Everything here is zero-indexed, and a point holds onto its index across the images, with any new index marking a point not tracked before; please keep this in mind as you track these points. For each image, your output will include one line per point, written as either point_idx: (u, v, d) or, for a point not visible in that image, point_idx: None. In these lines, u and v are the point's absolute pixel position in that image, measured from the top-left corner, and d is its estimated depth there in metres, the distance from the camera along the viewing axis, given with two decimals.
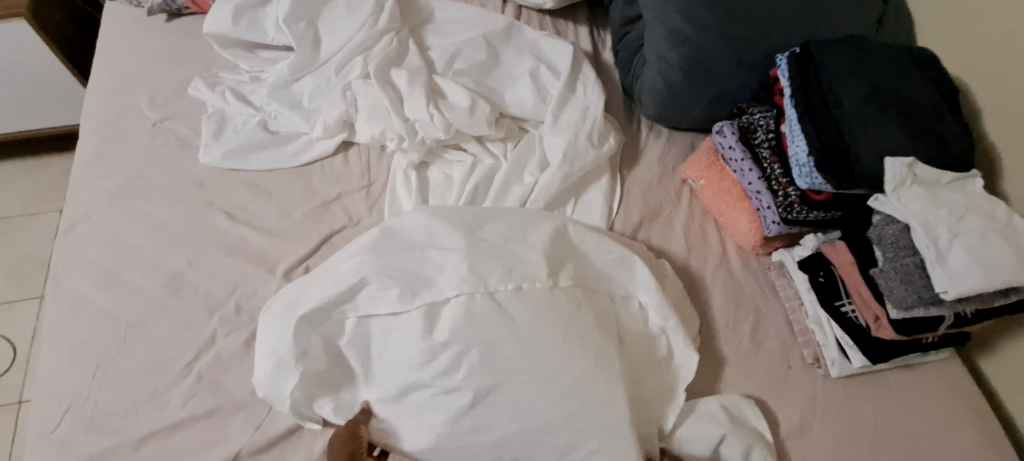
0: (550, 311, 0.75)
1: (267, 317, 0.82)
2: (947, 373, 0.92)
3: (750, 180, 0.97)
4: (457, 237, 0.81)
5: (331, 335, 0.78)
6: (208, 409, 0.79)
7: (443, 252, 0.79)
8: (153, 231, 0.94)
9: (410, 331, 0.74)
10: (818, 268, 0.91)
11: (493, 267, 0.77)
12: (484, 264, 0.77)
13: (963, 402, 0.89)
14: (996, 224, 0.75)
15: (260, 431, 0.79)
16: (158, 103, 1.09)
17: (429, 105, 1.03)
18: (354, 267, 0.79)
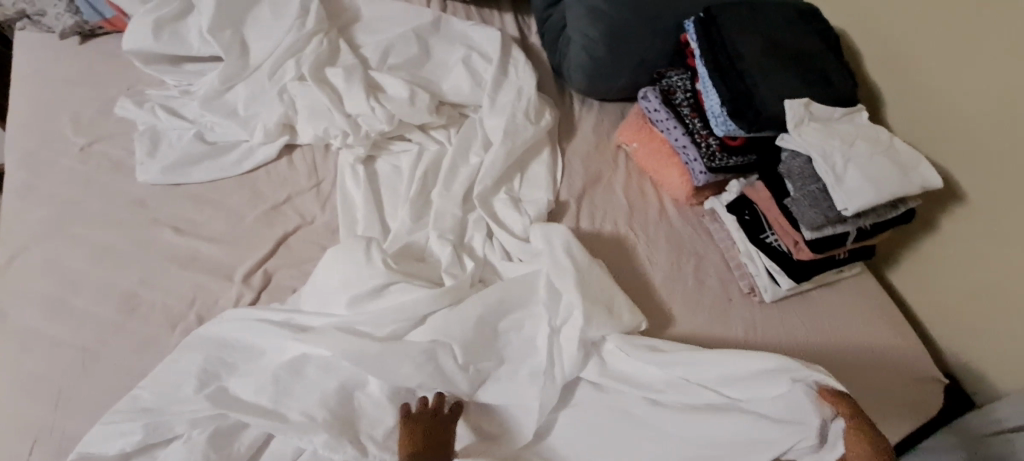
0: (459, 334, 0.81)
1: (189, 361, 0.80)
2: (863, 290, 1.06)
3: (676, 137, 1.06)
4: (375, 293, 0.83)
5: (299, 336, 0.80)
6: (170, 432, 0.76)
7: (356, 311, 0.82)
8: (98, 255, 0.91)
9: (306, 395, 0.76)
10: (743, 208, 1.03)
11: (402, 322, 0.81)
12: (395, 321, 0.81)
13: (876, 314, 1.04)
14: (881, 147, 0.87)
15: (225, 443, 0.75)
16: (82, 126, 1.04)
17: (369, 99, 1.05)
18: (274, 329, 0.81)
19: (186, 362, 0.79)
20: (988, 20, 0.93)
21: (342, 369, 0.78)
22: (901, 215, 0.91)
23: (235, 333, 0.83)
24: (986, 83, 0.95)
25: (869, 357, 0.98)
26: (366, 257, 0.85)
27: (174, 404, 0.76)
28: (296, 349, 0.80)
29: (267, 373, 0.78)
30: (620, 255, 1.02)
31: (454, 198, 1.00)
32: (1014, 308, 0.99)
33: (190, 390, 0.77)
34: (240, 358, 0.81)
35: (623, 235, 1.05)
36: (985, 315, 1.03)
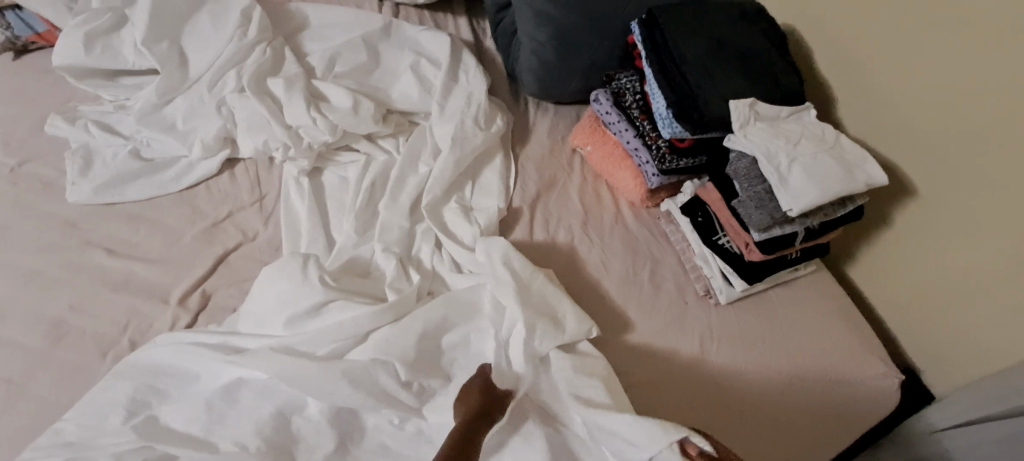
0: (402, 353, 0.78)
1: (114, 391, 0.76)
2: (815, 285, 1.05)
3: (628, 139, 1.04)
4: (311, 310, 0.80)
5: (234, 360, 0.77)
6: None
7: (292, 329, 0.80)
8: (25, 280, 0.87)
9: (244, 421, 0.73)
10: (696, 210, 1.01)
11: (341, 340, 0.79)
12: (333, 339, 0.78)
13: (826, 307, 1.03)
14: (825, 146, 0.87)
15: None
16: (12, 145, 1.00)
17: (311, 110, 1.02)
18: (208, 353, 0.78)
19: (115, 391, 0.76)
20: (933, 17, 0.93)
21: (282, 393, 0.76)
22: (850, 213, 0.90)
23: (166, 360, 0.79)
24: (929, 79, 0.95)
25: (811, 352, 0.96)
26: (303, 276, 0.82)
27: (102, 439, 0.72)
28: (231, 374, 0.77)
29: (202, 401, 0.75)
30: (574, 261, 1.01)
31: (401, 209, 0.97)
32: (964, 300, 1.00)
33: (117, 421, 0.73)
34: (172, 387, 0.78)
35: (578, 240, 1.03)
36: (942, 307, 1.03)
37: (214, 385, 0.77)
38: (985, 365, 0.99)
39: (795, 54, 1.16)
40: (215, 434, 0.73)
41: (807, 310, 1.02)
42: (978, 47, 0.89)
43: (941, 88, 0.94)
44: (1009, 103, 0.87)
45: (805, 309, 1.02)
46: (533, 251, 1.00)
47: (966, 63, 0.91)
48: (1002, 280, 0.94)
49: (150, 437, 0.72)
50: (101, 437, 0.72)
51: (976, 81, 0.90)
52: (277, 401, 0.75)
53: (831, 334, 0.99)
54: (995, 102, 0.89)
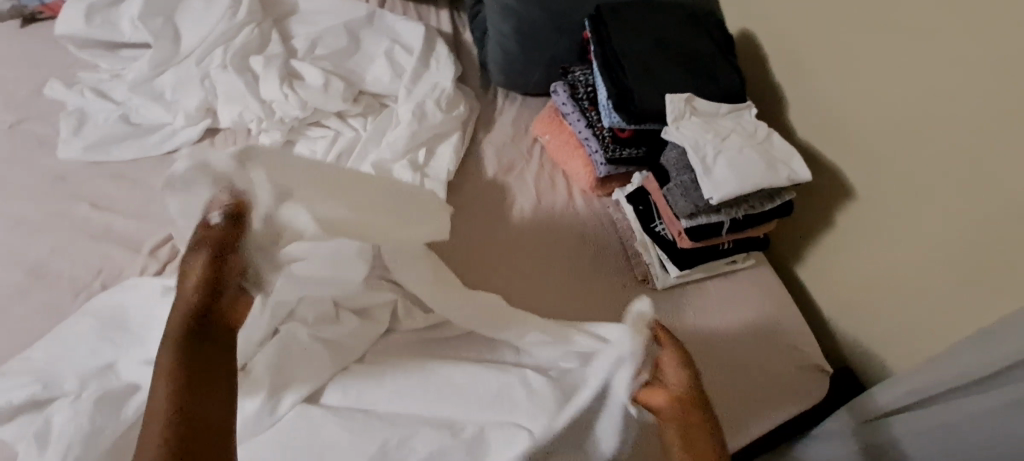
0: None
1: (92, 327, 0.84)
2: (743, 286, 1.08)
3: (580, 129, 1.10)
4: None
5: None
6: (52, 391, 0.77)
7: None
8: (14, 224, 0.96)
9: None
10: (638, 199, 1.07)
11: None
12: None
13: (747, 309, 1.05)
14: (754, 141, 0.92)
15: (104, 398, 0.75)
16: (14, 104, 1.10)
17: (284, 86, 1.10)
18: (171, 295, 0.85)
19: (80, 330, 0.84)
20: (864, 17, 0.97)
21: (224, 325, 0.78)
22: (777, 207, 0.95)
23: (136, 300, 0.87)
24: (860, 76, 1.00)
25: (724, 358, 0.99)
26: None
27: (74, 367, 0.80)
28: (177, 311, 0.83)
29: (156, 336, 0.82)
30: (521, 240, 1.07)
31: None
32: (892, 290, 1.02)
33: (91, 352, 0.82)
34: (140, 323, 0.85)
35: (527, 221, 1.09)
36: (874, 299, 1.06)
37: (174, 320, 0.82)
38: (912, 353, 1.01)
39: (751, 60, 1.21)
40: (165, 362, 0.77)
41: (726, 315, 1.04)
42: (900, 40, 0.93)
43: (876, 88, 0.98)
44: (931, 98, 0.90)
45: (724, 315, 1.04)
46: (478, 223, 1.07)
47: (892, 58, 0.95)
48: (927, 275, 0.96)
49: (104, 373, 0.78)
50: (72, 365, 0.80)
51: (901, 75, 0.94)
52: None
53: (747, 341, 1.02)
54: (917, 94, 0.92)
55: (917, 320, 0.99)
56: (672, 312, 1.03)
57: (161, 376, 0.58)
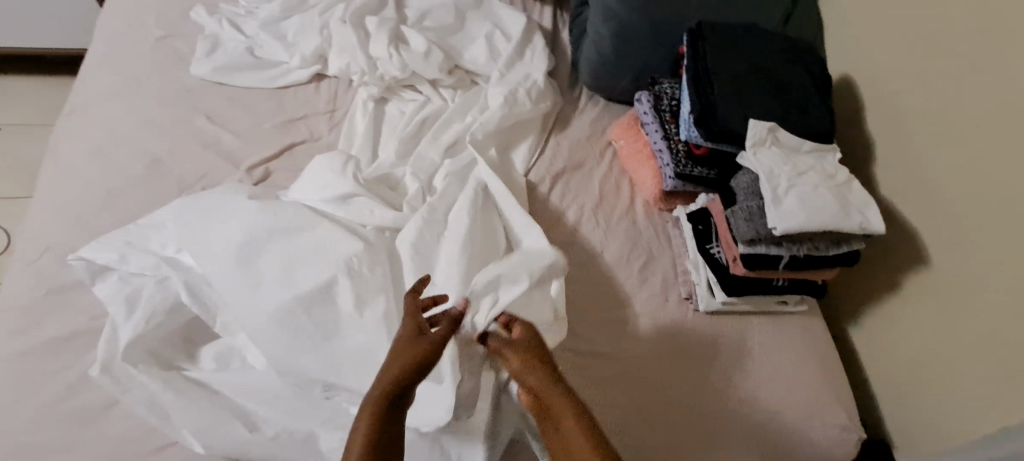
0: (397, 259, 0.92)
1: (183, 222, 0.90)
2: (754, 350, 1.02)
3: (656, 140, 1.12)
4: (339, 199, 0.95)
5: (279, 230, 0.86)
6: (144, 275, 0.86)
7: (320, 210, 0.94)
8: (142, 121, 1.10)
9: (267, 281, 0.81)
10: (699, 219, 1.07)
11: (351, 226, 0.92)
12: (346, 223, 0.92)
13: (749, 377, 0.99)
14: (832, 182, 0.90)
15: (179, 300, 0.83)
16: (164, 22, 1.25)
17: (391, 46, 1.19)
18: (260, 215, 0.87)
19: (164, 222, 0.91)
20: (974, 76, 0.93)
21: (305, 272, 0.82)
22: (843, 255, 0.93)
23: (226, 208, 0.91)
24: (959, 137, 0.95)
25: (710, 422, 0.94)
26: (343, 170, 0.98)
27: (162, 255, 0.87)
28: (241, 237, 0.85)
29: (225, 249, 0.85)
30: (576, 234, 1.10)
31: (439, 147, 1.11)
32: (953, 362, 0.96)
33: (178, 245, 0.88)
34: (222, 224, 0.88)
35: (585, 218, 1.12)
36: (933, 368, 1.00)
37: (252, 242, 0.85)
38: (963, 432, 0.94)
39: (846, 107, 1.18)
40: (237, 282, 0.81)
41: (722, 379, 0.98)
42: (1009, 104, 0.88)
43: (976, 152, 0.93)
44: None
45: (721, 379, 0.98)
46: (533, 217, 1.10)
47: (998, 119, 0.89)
48: (991, 361, 0.90)
49: (175, 264, 0.86)
50: (163, 252, 0.88)
51: (1004, 138, 0.89)
52: (285, 277, 0.82)
53: (744, 411, 0.95)
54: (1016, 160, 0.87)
55: (972, 406, 0.93)
56: (663, 362, 0.98)
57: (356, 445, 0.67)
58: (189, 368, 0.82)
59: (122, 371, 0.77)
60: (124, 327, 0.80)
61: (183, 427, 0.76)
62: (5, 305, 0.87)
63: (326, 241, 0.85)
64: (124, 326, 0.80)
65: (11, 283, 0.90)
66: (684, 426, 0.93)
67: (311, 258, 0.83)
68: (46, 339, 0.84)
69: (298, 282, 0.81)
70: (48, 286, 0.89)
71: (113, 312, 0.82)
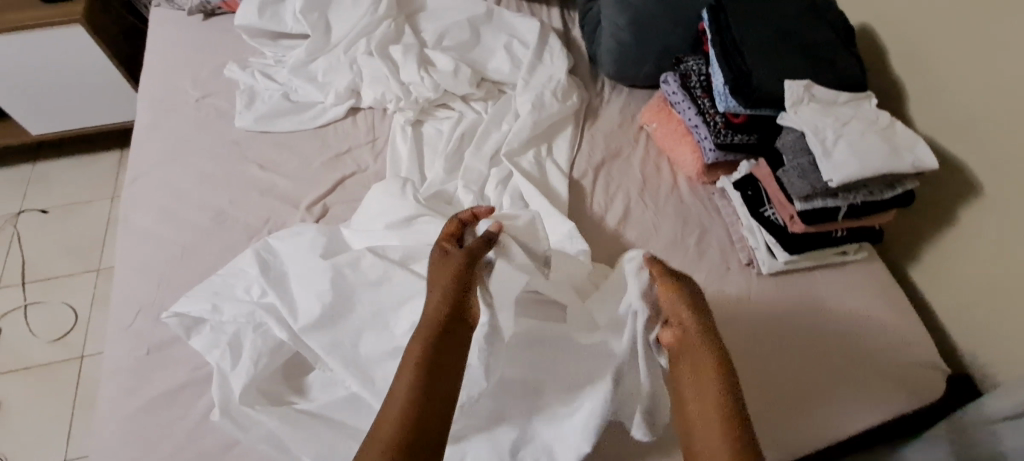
0: None
1: (273, 269, 0.95)
2: (856, 307, 1.03)
3: (690, 117, 1.15)
4: (402, 226, 0.99)
5: (368, 280, 0.91)
6: (239, 326, 0.91)
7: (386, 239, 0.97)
8: (200, 179, 1.15)
9: (366, 331, 0.89)
10: (747, 186, 1.09)
11: (420, 250, 0.95)
12: (414, 248, 0.95)
13: (850, 330, 1.00)
14: (877, 128, 0.93)
15: (281, 347, 0.89)
16: (199, 83, 1.31)
17: (420, 70, 1.25)
18: (348, 263, 0.92)
19: (248, 269, 0.97)
20: (998, 2, 0.95)
21: (400, 320, 0.89)
22: (899, 196, 0.95)
23: (310, 255, 0.95)
24: (993, 64, 0.97)
25: (817, 363, 0.97)
26: (402, 193, 1.03)
27: (255, 303, 0.92)
28: (330, 286, 0.90)
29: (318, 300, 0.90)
30: (627, 219, 1.13)
31: (484, 157, 1.15)
32: (1020, 285, 0.98)
33: (268, 294, 0.92)
34: (308, 270, 0.93)
35: (633, 203, 1.15)
36: (1000, 293, 1.01)
37: (345, 291, 0.91)
38: None
39: (868, 54, 1.20)
40: (337, 332, 0.88)
41: (824, 327, 1.00)
42: None
43: (1012, 76, 0.94)
44: None
45: (825, 329, 1.00)
46: (578, 222, 1.11)
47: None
48: None
49: (269, 309, 0.91)
50: (255, 299, 0.93)
51: None
52: (382, 326, 0.89)
53: (845, 358, 0.97)
54: None
55: None
56: (767, 312, 1.02)
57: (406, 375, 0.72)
58: (299, 401, 0.87)
59: (241, 412, 0.83)
60: (233, 374, 0.85)
61: (305, 454, 0.82)
62: (116, 368, 0.92)
63: (415, 288, 0.90)
64: (234, 372, 0.86)
65: (114, 348, 0.95)
66: (783, 369, 0.96)
67: (401, 306, 0.90)
68: (160, 393, 0.88)
69: (395, 331, 0.89)
70: (150, 345, 0.94)
71: (219, 360, 0.88)
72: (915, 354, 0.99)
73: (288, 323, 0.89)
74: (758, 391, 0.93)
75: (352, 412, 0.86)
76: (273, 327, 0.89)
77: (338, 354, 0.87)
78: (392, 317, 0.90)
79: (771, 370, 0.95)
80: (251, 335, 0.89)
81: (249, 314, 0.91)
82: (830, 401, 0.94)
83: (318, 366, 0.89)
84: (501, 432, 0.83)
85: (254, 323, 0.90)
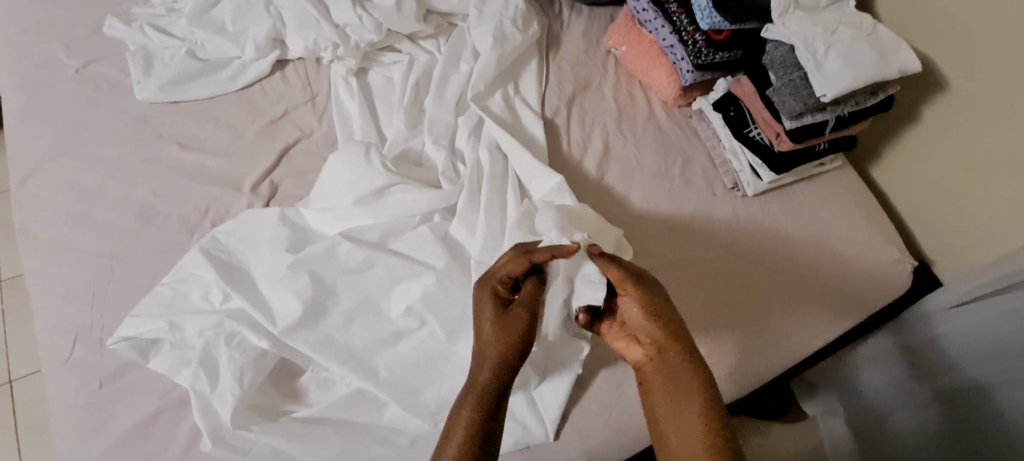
0: (455, 241, 0.87)
1: (238, 270, 0.84)
2: (825, 219, 1.03)
3: (664, 36, 1.06)
4: (370, 201, 0.88)
5: (349, 268, 0.82)
6: (204, 342, 0.79)
7: (359, 217, 0.87)
8: (108, 170, 0.95)
9: (359, 325, 0.81)
10: (729, 105, 1.04)
11: (399, 228, 0.87)
12: (392, 225, 0.86)
13: (830, 253, 1.00)
14: (863, 33, 0.90)
15: (264, 355, 0.79)
16: (74, 49, 1.07)
17: (356, 7, 1.06)
18: (324, 252, 0.83)
19: (201, 273, 0.84)
20: None
21: (394, 307, 0.82)
22: (881, 102, 0.96)
23: (272, 249, 0.84)
24: None
25: (787, 285, 0.97)
26: (367, 161, 0.90)
27: (218, 311, 0.80)
28: (308, 279, 0.81)
29: (295, 299, 0.80)
30: (609, 156, 1.05)
31: (448, 105, 1.02)
32: (968, 182, 0.99)
33: (235, 300, 0.81)
34: (275, 265, 0.83)
35: (612, 137, 1.07)
36: (945, 189, 1.03)
37: (325, 285, 0.81)
38: (977, 247, 1.00)
39: None
40: (322, 331, 0.80)
41: (779, 253, 0.99)
42: None
43: None
44: None
45: (789, 252, 0.99)
46: (559, 165, 1.03)
47: None
48: (1007, 171, 0.93)
49: (239, 316, 0.79)
50: (219, 307, 0.81)
51: None
52: (376, 316, 0.81)
53: (799, 284, 0.97)
54: None
55: (982, 220, 0.98)
56: (722, 246, 0.99)
57: (477, 389, 0.69)
58: (297, 409, 0.79)
59: (237, 437, 0.75)
60: (216, 396, 0.76)
61: None
62: (66, 410, 0.79)
63: (404, 271, 0.82)
64: (216, 394, 0.76)
65: (57, 388, 0.81)
66: (757, 296, 0.96)
67: (390, 291, 0.82)
68: (129, 428, 0.77)
69: (390, 320, 0.81)
70: (100, 377, 0.80)
71: (193, 382, 0.77)
72: (866, 290, 0.99)
73: (266, 328, 0.79)
74: (726, 321, 0.93)
75: (359, 410, 0.79)
76: (249, 336, 0.78)
77: (329, 354, 0.79)
78: (385, 302, 0.82)
79: (731, 307, 0.94)
80: (224, 349, 0.78)
81: (215, 327, 0.79)
82: (788, 328, 0.95)
83: (314, 370, 0.80)
84: (518, 405, 0.83)
85: (224, 333, 0.79)
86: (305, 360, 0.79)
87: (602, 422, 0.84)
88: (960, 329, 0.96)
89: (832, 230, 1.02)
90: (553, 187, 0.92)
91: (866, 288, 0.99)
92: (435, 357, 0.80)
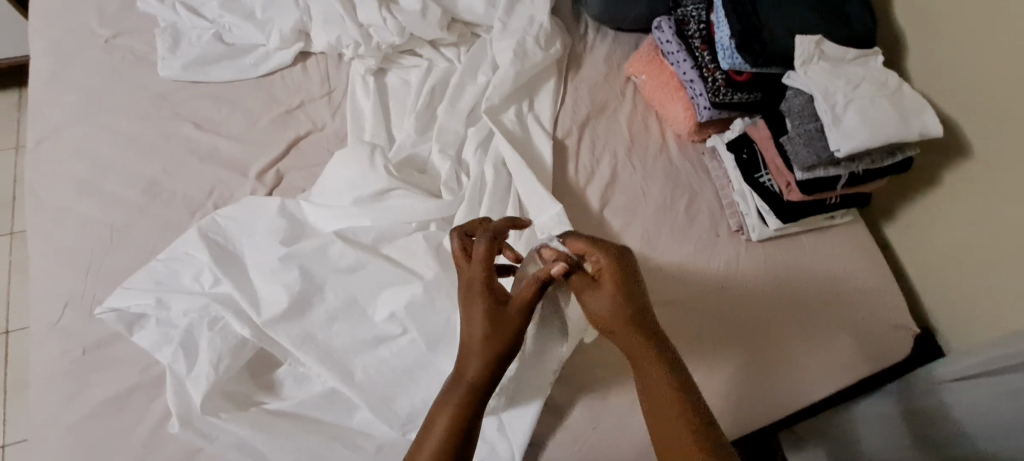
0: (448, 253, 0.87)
1: (231, 255, 0.85)
2: (830, 275, 1.00)
3: (684, 70, 1.06)
4: (367, 202, 0.88)
5: (339, 267, 0.83)
6: (188, 323, 0.80)
7: (354, 219, 0.87)
8: (121, 142, 0.98)
9: (340, 325, 0.81)
10: (742, 147, 1.03)
11: (393, 233, 0.87)
12: (387, 229, 0.87)
13: (825, 304, 0.97)
14: (886, 91, 0.88)
15: (243, 343, 0.79)
16: (108, 20, 1.10)
17: (382, 9, 1.07)
18: (316, 249, 0.83)
19: (195, 254, 0.85)
20: None
21: (378, 312, 0.82)
22: (898, 163, 0.94)
23: (265, 240, 0.85)
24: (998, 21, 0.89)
25: (778, 336, 0.95)
26: (370, 163, 0.90)
27: (205, 294, 0.81)
28: (298, 273, 0.81)
29: (282, 291, 0.80)
30: (615, 183, 1.04)
31: (459, 115, 1.03)
32: (981, 253, 0.96)
33: (223, 285, 0.82)
34: (266, 256, 0.83)
35: (621, 165, 1.06)
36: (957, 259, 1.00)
37: (313, 281, 0.82)
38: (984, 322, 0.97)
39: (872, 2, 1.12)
40: (303, 327, 0.80)
41: (775, 304, 0.96)
42: None
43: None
44: None
45: (786, 304, 0.96)
46: (563, 187, 1.03)
47: None
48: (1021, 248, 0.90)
49: (225, 301, 0.80)
50: (207, 290, 0.82)
51: None
52: (359, 317, 0.81)
53: (790, 339, 0.95)
54: None
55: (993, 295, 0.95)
56: (719, 290, 0.96)
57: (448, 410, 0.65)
58: (269, 401, 0.79)
59: (206, 422, 0.75)
60: (191, 378, 0.76)
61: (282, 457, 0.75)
62: (47, 374, 0.81)
63: (392, 277, 0.82)
64: (192, 376, 0.76)
65: (42, 351, 0.82)
66: (745, 340, 0.93)
67: (375, 295, 0.82)
68: (104, 400, 0.78)
69: (372, 323, 0.81)
70: (84, 345, 0.82)
71: (171, 361, 0.78)
72: (859, 355, 0.97)
73: (249, 317, 0.79)
74: (710, 362, 0.91)
75: (329, 410, 0.79)
76: (232, 323, 0.79)
77: (308, 350, 0.79)
78: (369, 305, 0.82)
79: (718, 352, 0.92)
80: (206, 332, 0.79)
81: (201, 309, 0.80)
82: (771, 382, 0.93)
83: (291, 364, 0.80)
84: (488, 426, 0.82)
85: (208, 316, 0.80)
86: (283, 353, 0.80)
87: (570, 452, 0.83)
88: (956, 404, 0.92)
89: (835, 288, 0.99)
90: (556, 209, 0.91)
91: (859, 351, 0.97)
92: (411, 368, 0.80)
